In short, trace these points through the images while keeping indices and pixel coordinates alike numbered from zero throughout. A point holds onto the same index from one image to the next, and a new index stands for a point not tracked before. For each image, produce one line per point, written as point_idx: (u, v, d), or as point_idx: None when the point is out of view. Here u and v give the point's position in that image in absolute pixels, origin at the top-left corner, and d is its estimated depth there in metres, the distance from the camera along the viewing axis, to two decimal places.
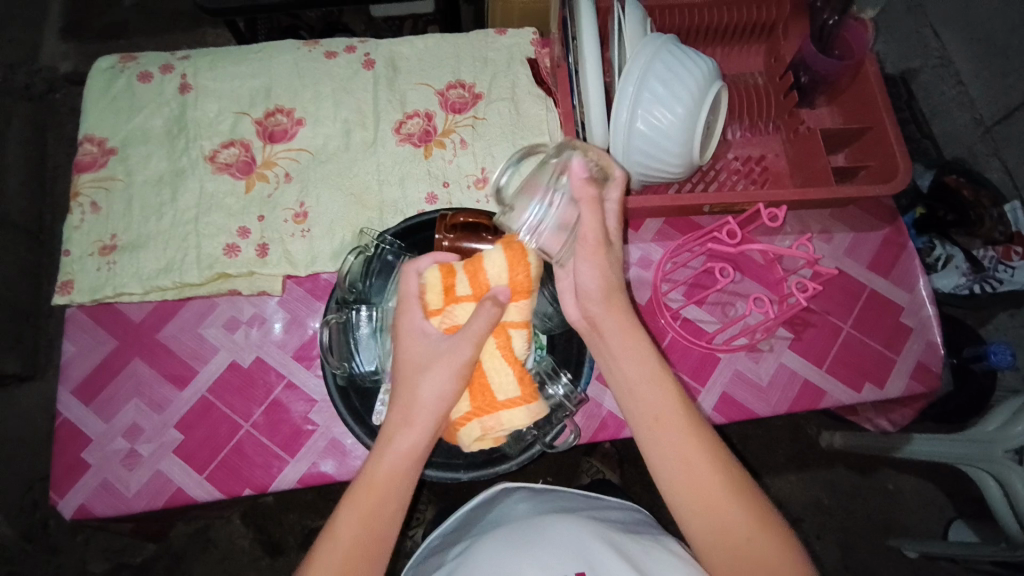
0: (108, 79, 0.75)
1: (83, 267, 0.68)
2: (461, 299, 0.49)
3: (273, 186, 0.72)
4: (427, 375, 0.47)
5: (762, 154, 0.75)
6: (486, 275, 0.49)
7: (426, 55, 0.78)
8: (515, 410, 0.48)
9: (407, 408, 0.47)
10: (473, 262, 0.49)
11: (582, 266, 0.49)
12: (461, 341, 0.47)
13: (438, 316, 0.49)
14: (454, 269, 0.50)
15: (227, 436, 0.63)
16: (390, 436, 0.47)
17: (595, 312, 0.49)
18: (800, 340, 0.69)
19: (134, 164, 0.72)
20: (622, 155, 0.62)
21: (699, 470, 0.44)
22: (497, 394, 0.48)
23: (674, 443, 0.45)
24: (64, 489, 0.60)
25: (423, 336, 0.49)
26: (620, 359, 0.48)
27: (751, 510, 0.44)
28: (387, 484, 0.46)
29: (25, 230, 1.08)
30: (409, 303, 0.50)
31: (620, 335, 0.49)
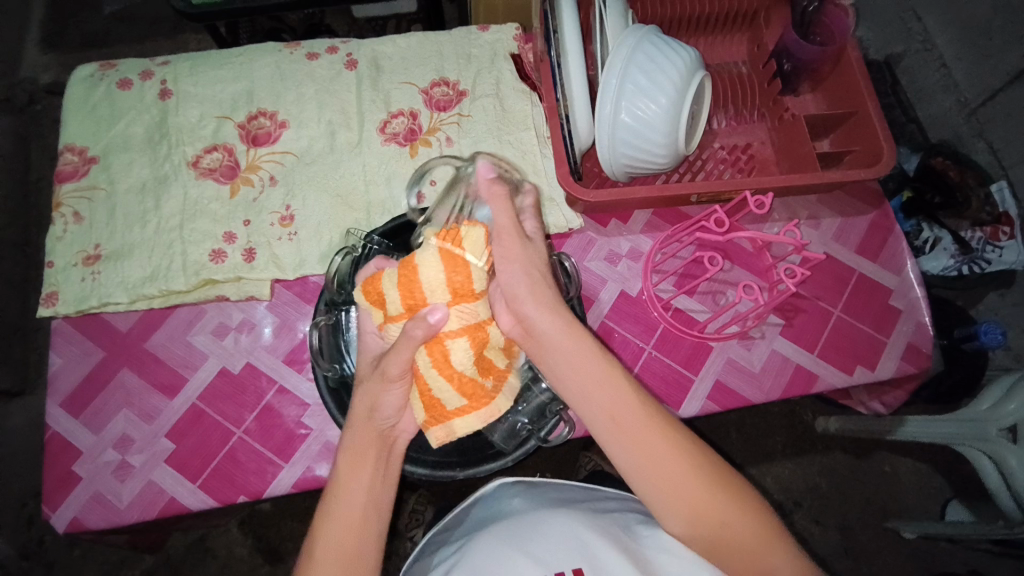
0: (87, 86, 0.74)
1: (67, 277, 0.67)
2: (396, 316, 0.46)
3: (259, 190, 0.71)
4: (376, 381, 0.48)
5: (748, 142, 0.75)
6: (421, 285, 0.45)
7: (409, 54, 0.78)
8: (469, 417, 0.46)
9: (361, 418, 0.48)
10: (404, 275, 0.45)
11: (501, 261, 0.48)
12: (394, 358, 0.45)
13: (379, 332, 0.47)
14: (384, 285, 0.46)
15: (219, 444, 0.62)
16: (349, 446, 0.47)
17: (530, 311, 0.47)
18: (791, 326, 0.69)
19: (116, 171, 0.71)
20: (607, 147, 0.62)
21: (671, 467, 0.42)
22: (446, 406, 0.46)
23: (641, 442, 0.43)
24: (56, 503, 0.59)
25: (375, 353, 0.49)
26: (565, 364, 0.46)
27: (737, 503, 0.42)
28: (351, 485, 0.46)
29: (11, 244, 1.07)
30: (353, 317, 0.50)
31: (561, 331, 0.47)
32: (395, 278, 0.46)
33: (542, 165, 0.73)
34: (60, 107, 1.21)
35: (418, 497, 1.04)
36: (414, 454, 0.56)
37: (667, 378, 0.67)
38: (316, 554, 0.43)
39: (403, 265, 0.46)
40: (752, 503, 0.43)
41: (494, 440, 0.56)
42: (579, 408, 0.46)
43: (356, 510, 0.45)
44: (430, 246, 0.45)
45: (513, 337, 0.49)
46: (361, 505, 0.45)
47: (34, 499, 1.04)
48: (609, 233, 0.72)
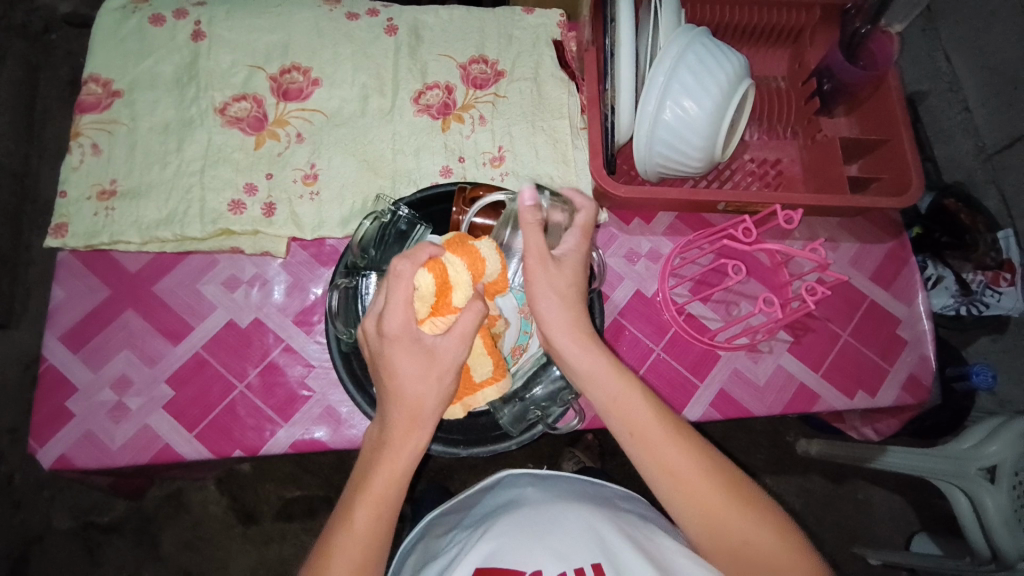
0: (119, 18, 0.72)
1: (79, 210, 0.65)
2: (458, 304, 0.44)
3: (284, 145, 0.70)
4: (428, 387, 0.43)
5: (778, 158, 0.75)
6: (482, 268, 0.46)
7: (450, 27, 0.77)
8: (489, 390, 0.49)
9: (416, 411, 0.43)
10: (468, 260, 0.45)
11: (535, 287, 0.47)
12: (459, 347, 0.43)
13: (429, 324, 0.44)
14: (450, 270, 0.44)
15: (219, 396, 0.61)
16: (398, 439, 0.43)
17: (552, 332, 0.47)
18: (799, 344, 0.70)
19: (140, 109, 0.69)
20: (644, 144, 0.61)
21: (689, 478, 0.44)
22: (475, 378, 0.48)
23: (657, 452, 0.44)
24: (44, 437, 0.58)
25: (417, 343, 0.43)
26: (585, 381, 0.46)
27: (757, 519, 0.43)
28: (389, 500, 0.43)
29: (10, 172, 1.05)
30: (395, 310, 0.42)
31: (579, 346, 0.46)
32: (459, 265, 0.45)
33: (572, 156, 0.73)
34: (78, 40, 1.18)
35: None
36: None
37: (673, 380, 0.67)
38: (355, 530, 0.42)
39: (462, 250, 0.45)
40: (772, 520, 0.44)
41: (501, 422, 0.56)
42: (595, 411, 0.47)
43: (387, 519, 0.43)
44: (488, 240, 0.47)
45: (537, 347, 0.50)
46: (390, 514, 0.44)
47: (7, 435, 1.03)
48: (632, 232, 0.72)
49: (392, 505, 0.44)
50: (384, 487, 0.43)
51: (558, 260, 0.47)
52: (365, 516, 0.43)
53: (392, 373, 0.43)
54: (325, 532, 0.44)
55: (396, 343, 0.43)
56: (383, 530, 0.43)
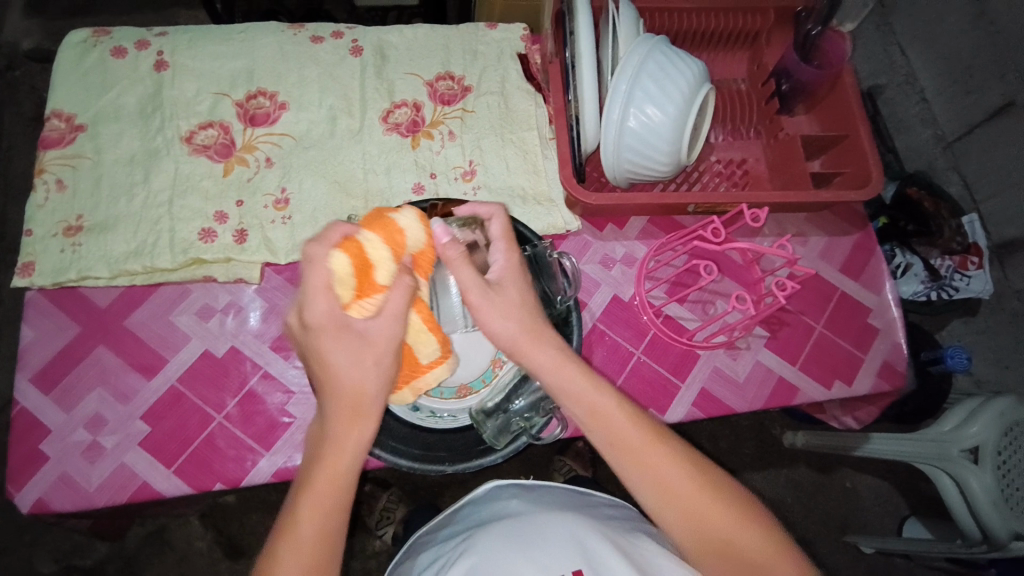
0: (80, 52, 0.71)
1: (45, 247, 0.64)
2: (381, 282, 0.45)
3: (253, 171, 0.70)
4: (368, 373, 0.44)
5: (744, 158, 0.77)
6: (401, 242, 0.46)
7: (415, 45, 0.77)
8: (440, 370, 0.49)
9: (358, 402, 0.44)
10: (384, 236, 0.46)
11: (486, 319, 0.47)
12: (392, 325, 0.44)
13: (356, 307, 0.44)
14: (368, 250, 0.45)
15: (197, 429, 0.60)
16: (342, 432, 0.44)
17: (522, 358, 0.47)
18: (775, 339, 0.71)
19: (104, 141, 0.69)
20: (612, 152, 0.62)
21: (674, 479, 0.44)
22: (421, 360, 0.48)
23: (640, 454, 0.45)
24: (21, 482, 0.57)
25: (348, 327, 0.44)
26: (562, 394, 0.46)
27: (738, 514, 0.44)
28: (338, 491, 0.43)
29: None
30: (315, 295, 0.43)
31: (552, 359, 0.47)
32: (376, 241, 0.45)
33: (543, 166, 0.74)
34: (41, 75, 1.17)
35: (390, 495, 1.04)
36: (403, 446, 0.55)
37: (655, 382, 0.68)
38: (302, 526, 0.42)
39: (379, 226, 0.46)
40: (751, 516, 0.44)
41: (485, 436, 0.55)
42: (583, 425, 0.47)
43: (335, 519, 0.43)
44: (406, 212, 0.47)
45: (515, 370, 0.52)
46: (339, 514, 0.43)
47: None
48: (605, 238, 0.73)
49: (340, 499, 0.43)
50: (330, 480, 0.43)
51: (494, 285, 0.47)
52: (313, 518, 0.42)
53: (326, 366, 0.44)
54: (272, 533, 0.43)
55: (326, 333, 0.43)
56: (332, 532, 0.42)
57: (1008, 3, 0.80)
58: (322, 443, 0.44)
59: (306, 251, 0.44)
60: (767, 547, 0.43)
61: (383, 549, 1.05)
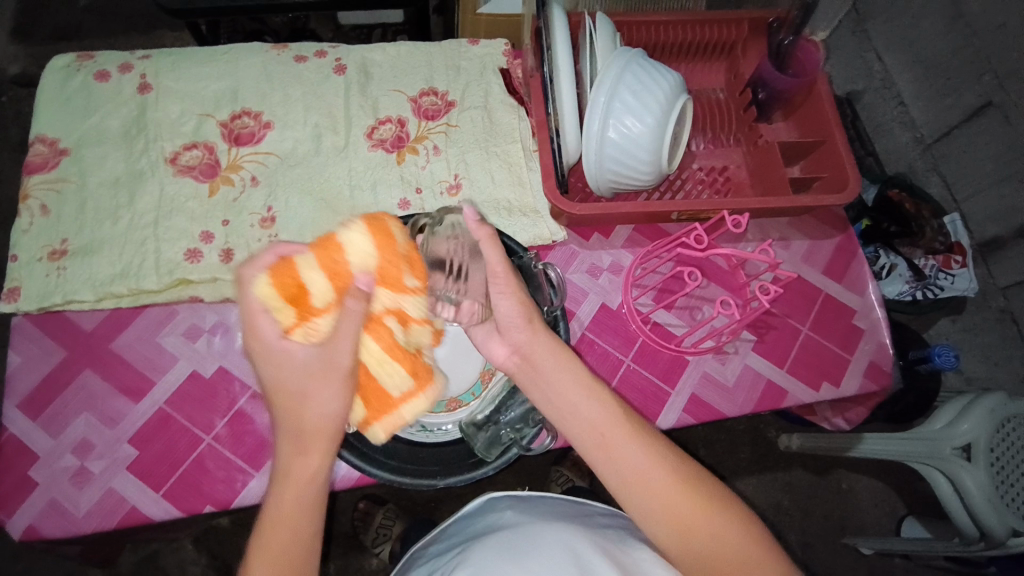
0: (63, 77, 0.72)
1: (30, 272, 0.64)
2: (322, 305, 0.45)
3: (239, 190, 0.70)
4: (312, 395, 0.44)
5: (725, 165, 0.78)
6: (344, 262, 0.45)
7: (398, 62, 0.78)
8: (413, 402, 0.47)
9: (302, 432, 0.44)
10: (322, 256, 0.45)
11: (500, 297, 0.51)
12: (338, 349, 0.44)
13: (296, 332, 0.45)
14: (302, 270, 0.45)
15: (187, 451, 0.60)
16: (286, 466, 0.44)
17: (523, 340, 0.51)
18: (762, 343, 0.71)
19: (88, 165, 0.69)
20: (594, 163, 0.63)
21: (655, 481, 0.45)
22: (391, 392, 0.47)
23: (625, 460, 0.46)
24: (11, 509, 0.56)
25: (287, 355, 0.45)
26: (558, 386, 0.49)
27: (725, 518, 0.45)
28: (292, 536, 0.42)
29: None
30: (254, 321, 0.44)
31: (552, 351, 0.50)
32: (313, 262, 0.45)
33: (528, 178, 0.75)
34: (26, 99, 1.18)
35: (386, 512, 1.03)
36: (394, 462, 0.55)
37: (645, 390, 0.68)
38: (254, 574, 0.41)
39: (316, 246, 0.45)
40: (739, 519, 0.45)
41: (475, 448, 0.55)
42: (562, 428, 0.49)
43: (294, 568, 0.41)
44: (348, 228, 0.46)
45: (507, 368, 0.53)
46: (300, 547, 0.42)
47: None
48: (592, 247, 0.74)
49: (292, 545, 0.42)
50: (277, 521, 0.42)
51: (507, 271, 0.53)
52: (262, 557, 0.41)
53: (275, 397, 0.45)
54: None
55: (265, 361, 0.45)
56: (290, 568, 0.41)
57: (983, 5, 0.81)
58: (273, 474, 0.45)
59: (239, 277, 0.45)
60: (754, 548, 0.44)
61: (381, 567, 1.04)
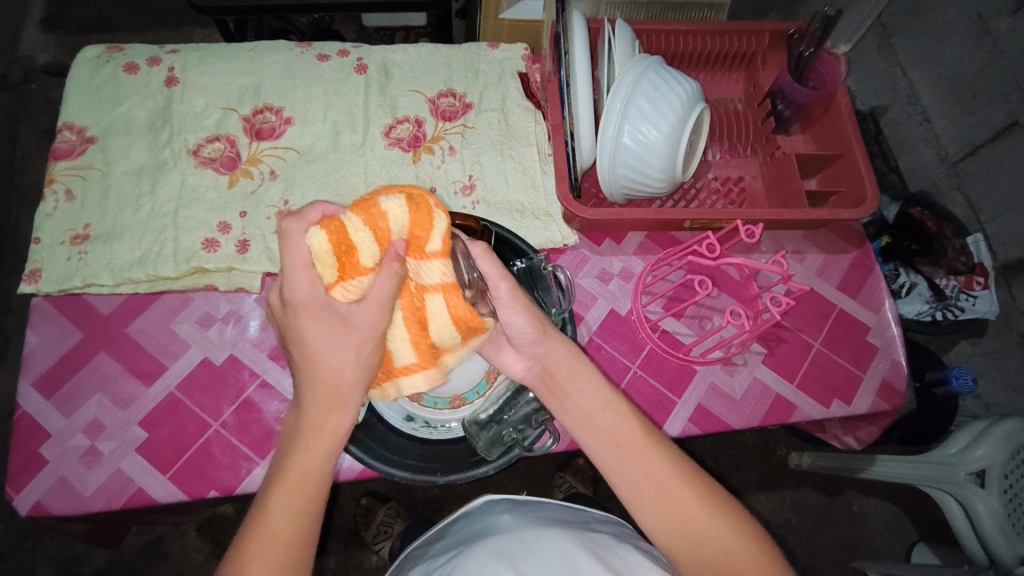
0: (93, 68, 0.74)
1: (52, 255, 0.65)
2: (366, 266, 0.44)
3: (257, 183, 0.71)
4: (351, 357, 0.45)
5: (741, 175, 0.77)
6: (384, 229, 0.44)
7: (418, 63, 0.80)
8: (415, 376, 0.47)
9: (334, 391, 0.45)
10: (365, 218, 0.44)
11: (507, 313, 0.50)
12: (374, 311, 0.44)
13: (339, 290, 0.44)
14: (349, 231, 0.44)
15: (193, 437, 0.61)
16: (317, 423, 0.45)
17: (540, 353, 0.51)
18: (772, 355, 0.70)
19: (113, 153, 0.70)
20: (607, 167, 0.63)
21: (667, 485, 0.46)
22: (397, 361, 0.47)
23: (638, 466, 0.47)
24: (20, 485, 0.57)
25: (331, 311, 0.45)
26: (577, 392, 0.50)
27: (733, 526, 0.45)
28: (310, 491, 0.44)
29: None
30: (296, 268, 0.44)
31: (569, 359, 0.51)
32: (357, 224, 0.44)
33: (542, 182, 0.75)
34: (55, 88, 1.22)
35: (388, 510, 1.04)
36: (396, 457, 0.55)
37: (652, 398, 0.67)
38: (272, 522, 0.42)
39: (361, 207, 0.44)
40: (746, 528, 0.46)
41: (478, 447, 0.55)
42: (574, 434, 0.50)
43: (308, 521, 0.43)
44: (392, 195, 0.45)
45: (526, 382, 0.53)
46: (315, 498, 0.44)
47: None
48: (603, 252, 0.73)
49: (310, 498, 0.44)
50: (301, 474, 0.44)
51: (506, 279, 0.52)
52: (282, 508, 0.43)
53: (306, 348, 0.45)
54: (242, 531, 0.43)
55: (308, 311, 0.45)
56: (306, 516, 0.43)
57: (1011, 25, 0.79)
58: (295, 426, 0.45)
59: (282, 227, 0.44)
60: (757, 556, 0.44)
61: (381, 565, 1.04)
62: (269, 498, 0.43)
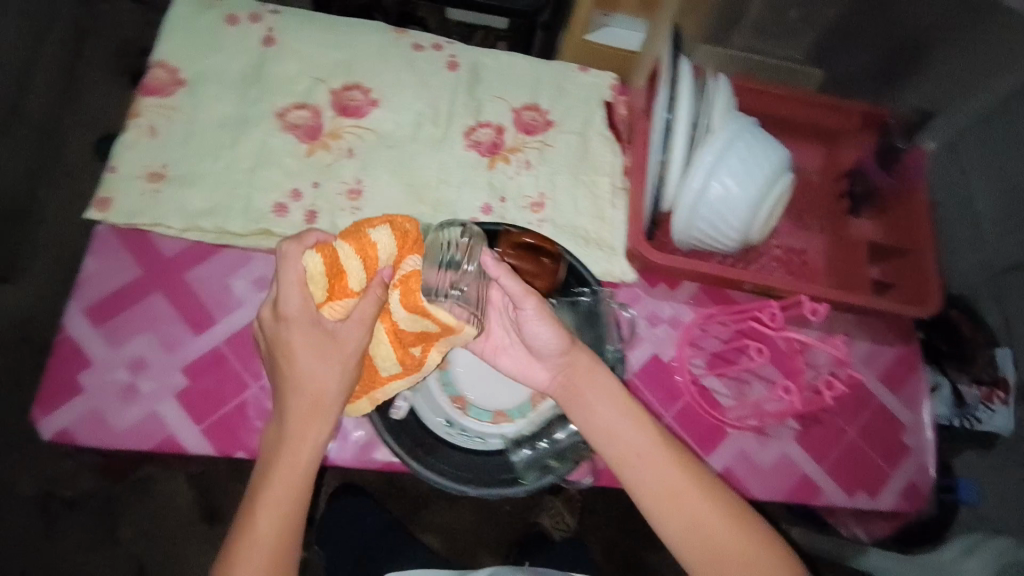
0: (195, 10, 0.74)
1: (126, 188, 0.65)
2: (354, 290, 0.47)
3: (334, 158, 0.72)
4: (322, 372, 0.48)
5: (804, 248, 0.76)
6: (375, 255, 0.47)
7: (509, 72, 0.80)
8: (398, 385, 0.52)
9: (306, 405, 0.49)
10: (356, 246, 0.47)
11: (532, 325, 0.53)
12: (357, 330, 0.48)
13: (327, 308, 0.47)
14: (340, 257, 0.47)
15: (233, 394, 0.61)
16: (297, 440, 0.48)
17: (562, 362, 0.54)
18: (806, 434, 0.69)
19: (202, 100, 0.71)
20: (685, 219, 0.63)
21: (685, 502, 0.50)
22: (380, 372, 0.52)
23: (655, 475, 0.50)
24: (51, 408, 0.57)
25: (315, 327, 0.48)
26: (598, 404, 0.53)
27: (750, 538, 0.49)
28: (290, 514, 0.47)
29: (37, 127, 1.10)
30: (291, 288, 0.47)
31: (591, 370, 0.54)
32: (347, 251, 0.47)
33: (610, 214, 0.75)
34: (128, 14, 1.27)
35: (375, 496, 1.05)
36: (431, 459, 0.55)
37: (679, 450, 0.67)
38: (252, 542, 0.46)
39: (352, 237, 0.47)
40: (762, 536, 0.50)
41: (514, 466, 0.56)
42: (594, 444, 0.53)
43: (288, 538, 0.47)
44: (381, 224, 0.48)
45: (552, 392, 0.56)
46: (292, 524, 0.48)
47: None
48: (656, 295, 0.73)
49: (289, 518, 0.47)
50: (283, 491, 0.47)
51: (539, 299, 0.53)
52: (271, 506, 0.47)
53: (290, 364, 0.48)
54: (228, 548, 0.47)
55: (292, 326, 0.48)
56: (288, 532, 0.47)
57: None
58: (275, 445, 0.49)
59: (280, 248, 0.47)
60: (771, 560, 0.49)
61: None
62: (249, 522, 0.46)
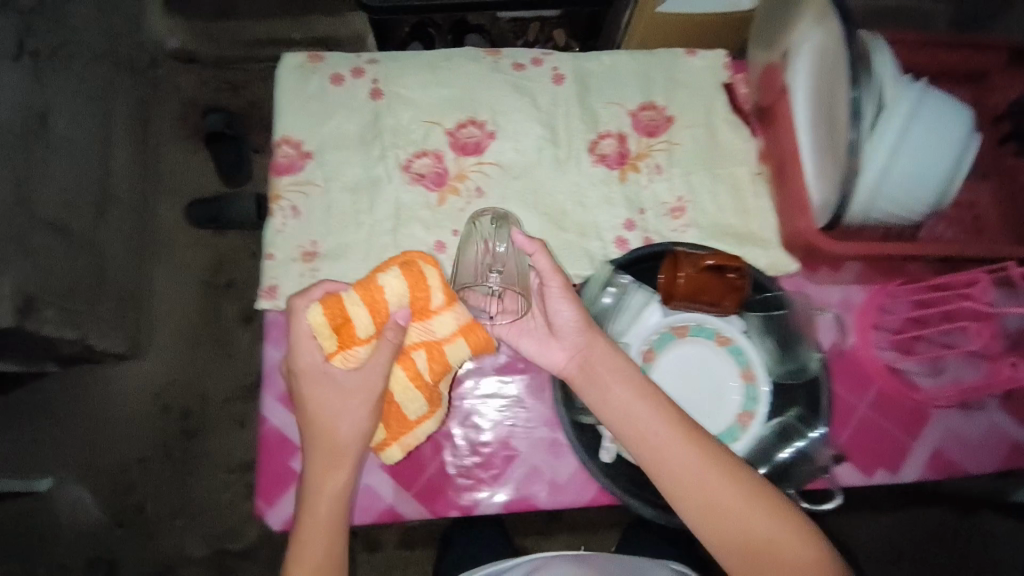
0: (299, 77, 0.73)
1: (287, 272, 0.67)
2: (363, 337, 0.53)
3: (466, 200, 0.71)
4: (347, 414, 0.55)
5: (972, 201, 0.70)
6: (382, 300, 0.52)
7: (617, 71, 0.76)
8: (426, 423, 0.58)
9: (331, 444, 0.56)
10: (365, 295, 0.52)
11: (558, 311, 0.60)
12: (371, 375, 0.54)
13: (338, 357, 0.54)
14: (347, 306, 0.52)
15: (431, 456, 0.65)
16: (321, 474, 0.56)
17: (584, 343, 0.59)
18: (1009, 400, 0.68)
19: (332, 169, 0.71)
20: (869, 203, 0.60)
21: (702, 478, 0.54)
22: (408, 415, 0.57)
23: (667, 453, 0.55)
24: (272, 499, 0.61)
25: (329, 374, 0.55)
26: (614, 391, 0.57)
27: (761, 505, 0.53)
28: (326, 539, 0.56)
29: (130, 208, 1.12)
30: (304, 340, 0.54)
31: (604, 358, 0.58)
32: (356, 298, 0.52)
33: (756, 205, 0.72)
34: (181, 73, 1.27)
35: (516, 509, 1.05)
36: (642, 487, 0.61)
37: (886, 441, 0.67)
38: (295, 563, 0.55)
39: (362, 287, 0.52)
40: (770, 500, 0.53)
41: None
42: (611, 427, 0.57)
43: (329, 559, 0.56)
44: (389, 269, 0.53)
45: (567, 374, 0.60)
46: (330, 547, 0.56)
47: (137, 464, 1.11)
48: (820, 281, 0.70)
49: (326, 544, 0.56)
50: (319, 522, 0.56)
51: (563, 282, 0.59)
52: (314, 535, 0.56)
53: (313, 407, 0.56)
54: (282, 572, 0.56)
55: (310, 375, 0.55)
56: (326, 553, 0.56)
57: None
58: (307, 479, 0.57)
59: (292, 305, 0.54)
60: (778, 524, 0.53)
61: None
62: (293, 546, 0.56)
